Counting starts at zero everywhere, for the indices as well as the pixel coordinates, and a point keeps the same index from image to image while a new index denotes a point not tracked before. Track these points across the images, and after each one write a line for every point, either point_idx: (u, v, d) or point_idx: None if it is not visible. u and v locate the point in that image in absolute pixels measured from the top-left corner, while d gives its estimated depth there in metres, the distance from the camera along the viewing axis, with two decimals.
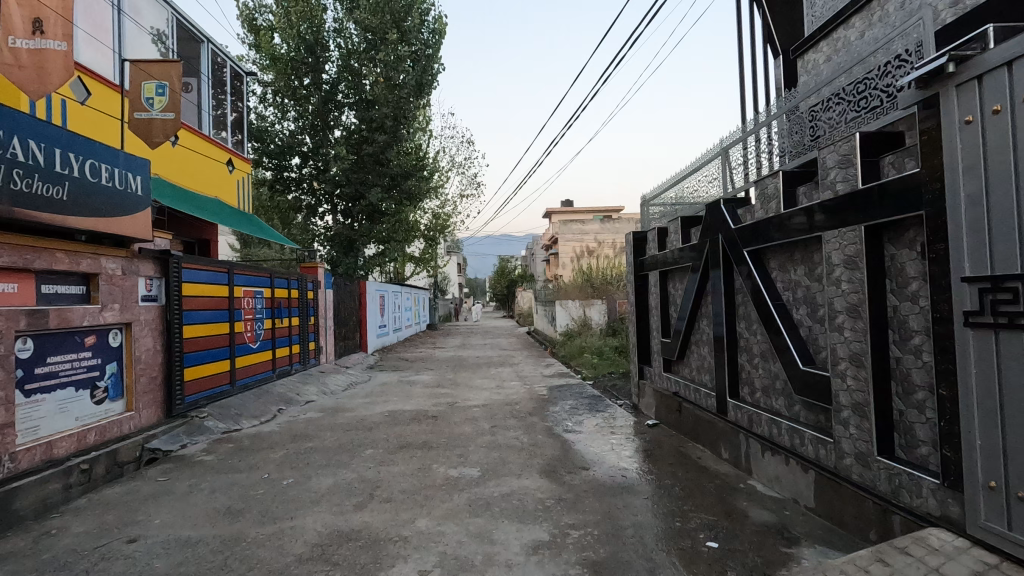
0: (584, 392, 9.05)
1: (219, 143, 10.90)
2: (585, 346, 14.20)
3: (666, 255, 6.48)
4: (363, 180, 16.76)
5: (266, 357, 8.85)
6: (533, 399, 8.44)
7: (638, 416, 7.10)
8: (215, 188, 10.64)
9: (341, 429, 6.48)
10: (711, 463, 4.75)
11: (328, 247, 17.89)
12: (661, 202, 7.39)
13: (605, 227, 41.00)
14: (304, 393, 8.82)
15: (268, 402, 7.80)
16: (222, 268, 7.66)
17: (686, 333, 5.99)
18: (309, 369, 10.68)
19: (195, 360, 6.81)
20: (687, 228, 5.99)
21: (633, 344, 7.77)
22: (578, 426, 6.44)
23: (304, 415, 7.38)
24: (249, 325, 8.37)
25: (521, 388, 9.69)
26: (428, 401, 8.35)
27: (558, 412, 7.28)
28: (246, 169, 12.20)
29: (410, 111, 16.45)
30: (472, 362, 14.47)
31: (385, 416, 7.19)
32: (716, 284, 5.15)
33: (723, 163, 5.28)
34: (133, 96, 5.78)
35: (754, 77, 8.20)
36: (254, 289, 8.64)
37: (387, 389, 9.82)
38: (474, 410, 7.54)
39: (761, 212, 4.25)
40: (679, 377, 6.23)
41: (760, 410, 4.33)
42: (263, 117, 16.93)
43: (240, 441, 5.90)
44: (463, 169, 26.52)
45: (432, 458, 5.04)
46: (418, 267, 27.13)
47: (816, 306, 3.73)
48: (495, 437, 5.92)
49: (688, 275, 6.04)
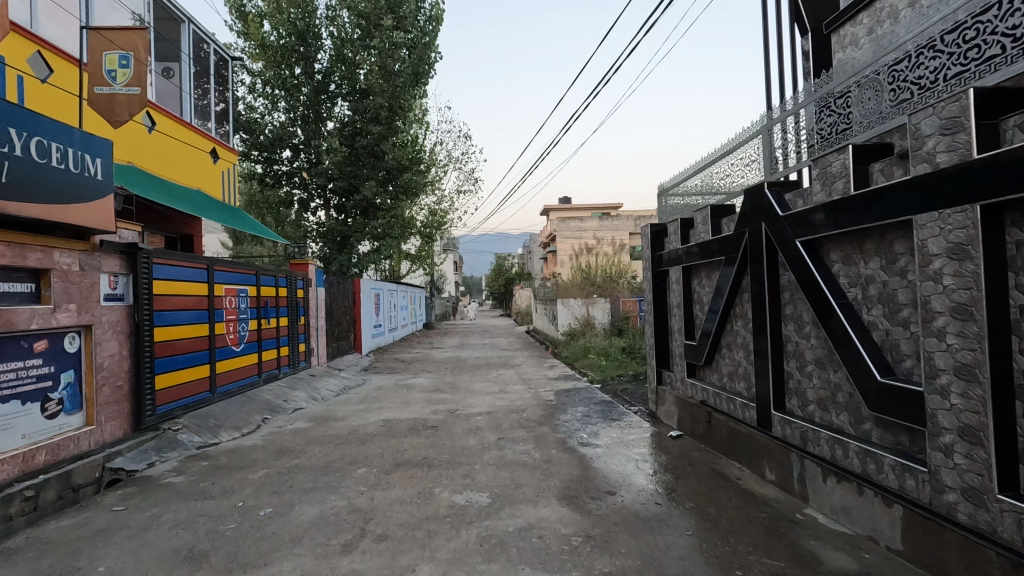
0: (593, 397, 8.43)
1: (201, 130, 10.21)
2: (589, 347, 13.56)
3: (691, 249, 5.85)
4: (356, 173, 16.10)
5: (251, 360, 8.19)
6: (540, 406, 7.80)
7: (658, 426, 6.48)
8: (197, 179, 9.95)
9: (332, 442, 5.84)
10: (755, 485, 4.14)
11: (320, 244, 17.22)
12: (682, 190, 6.79)
13: (603, 225, 40.38)
14: (292, 400, 8.15)
15: (252, 411, 7.13)
16: (201, 264, 6.99)
17: (716, 335, 5.37)
18: (299, 372, 10.03)
19: (169, 365, 6.14)
20: (718, 219, 5.38)
21: (650, 347, 7.14)
22: (594, 439, 5.81)
23: (291, 425, 6.72)
24: (232, 326, 7.70)
25: (526, 393, 9.05)
26: (427, 408, 7.71)
27: (569, 421, 6.65)
28: (232, 159, 11.47)
29: (406, 102, 15.78)
30: (471, 363, 13.81)
31: (380, 426, 6.54)
32: (757, 280, 4.52)
33: (766, 142, 4.67)
34: (94, 69, 5.10)
35: (780, 58, 7.58)
36: (239, 287, 7.97)
37: (382, 394, 9.14)
38: (477, 419, 6.90)
39: (821, 195, 3.63)
40: (706, 384, 5.61)
41: (818, 427, 3.71)
42: (252, 108, 16.19)
43: (216, 458, 5.24)
44: (461, 165, 25.84)
45: (433, 480, 4.40)
46: (414, 265, 26.42)
47: (898, 305, 3.11)
48: (504, 453, 5.28)
49: (718, 270, 5.41)
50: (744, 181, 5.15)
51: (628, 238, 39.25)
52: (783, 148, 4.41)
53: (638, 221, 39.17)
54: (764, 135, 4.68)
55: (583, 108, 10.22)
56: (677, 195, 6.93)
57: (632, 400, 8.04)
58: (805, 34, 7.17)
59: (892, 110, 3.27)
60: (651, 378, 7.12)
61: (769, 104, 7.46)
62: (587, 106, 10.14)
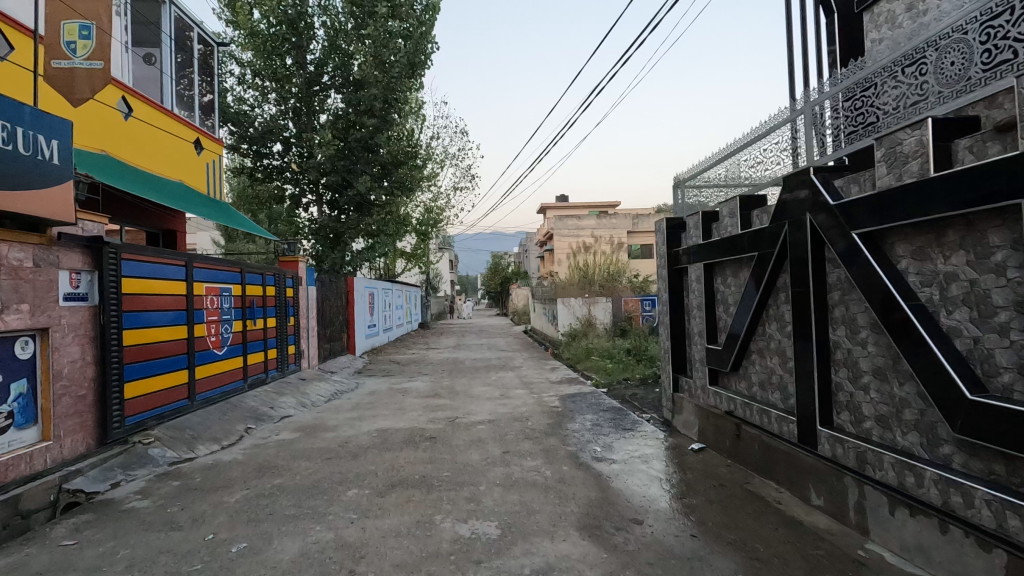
0: (602, 404, 7.91)
1: (183, 119, 9.63)
2: (592, 349, 13.05)
3: (715, 244, 5.35)
4: (350, 168, 15.52)
5: (236, 364, 7.66)
6: (545, 413, 7.27)
7: (676, 437, 5.97)
8: (179, 171, 9.37)
9: (320, 456, 5.31)
10: (800, 512, 3.65)
11: (312, 242, 16.60)
12: (701, 181, 6.29)
13: (601, 223, 39.85)
14: (279, 407, 7.60)
15: (235, 420, 6.58)
16: (179, 261, 6.42)
17: (746, 339, 4.87)
18: (288, 375, 9.46)
19: (141, 372, 5.58)
20: (748, 210, 4.88)
21: (665, 351, 6.63)
22: (609, 452, 5.30)
23: (277, 436, 6.18)
24: (214, 327, 7.14)
25: (529, 399, 8.51)
26: (424, 416, 7.18)
27: (579, 432, 6.13)
28: (217, 150, 10.86)
29: (401, 94, 15.21)
30: (469, 365, 13.28)
31: (373, 437, 6.00)
32: (798, 280, 4.02)
33: (807, 124, 4.15)
34: (50, 40, 4.52)
35: (804, 43, 7.10)
36: (222, 285, 7.41)
37: (376, 400, 8.61)
38: (479, 429, 6.37)
39: (887, 180, 3.12)
40: (733, 392, 5.11)
41: (880, 448, 3.23)
42: (241, 99, 15.57)
43: (190, 476, 4.69)
44: (457, 161, 25.31)
45: (434, 506, 3.87)
46: (408, 264, 25.83)
47: (992, 308, 2.62)
48: (511, 470, 4.75)
49: (748, 267, 4.92)
50: (778, 171, 4.63)
51: (626, 236, 38.80)
52: (831, 129, 3.89)
53: (636, 220, 38.70)
54: (806, 117, 4.16)
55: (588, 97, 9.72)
56: (694, 186, 6.44)
57: (643, 407, 7.53)
58: (832, 16, 6.69)
59: (983, 75, 2.72)
60: (666, 384, 6.63)
61: (793, 91, 6.97)
62: (592, 95, 9.66)
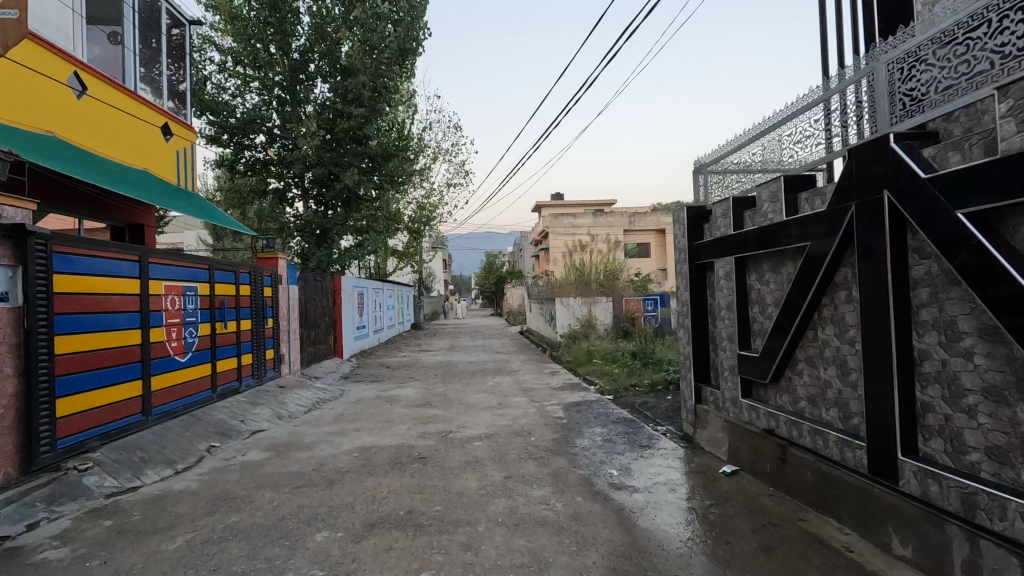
0: (610, 414, 7.15)
1: (149, 102, 8.82)
2: (594, 351, 12.29)
3: (750, 235, 4.61)
4: (337, 160, 14.69)
5: (203, 372, 6.86)
6: (549, 426, 6.50)
7: (700, 455, 5.24)
8: (142, 158, 8.52)
9: (289, 484, 4.51)
10: (881, 564, 2.92)
11: (298, 238, 15.69)
12: (726, 164, 5.54)
13: (597, 222, 39.09)
14: (251, 420, 6.79)
15: (197, 437, 5.77)
16: (130, 255, 5.60)
17: (792, 346, 4.13)
18: (265, 383, 8.63)
19: (80, 385, 4.77)
20: (795, 194, 4.15)
21: (685, 357, 5.88)
22: (628, 477, 4.54)
23: (243, 456, 5.38)
24: (176, 330, 6.33)
25: (530, 408, 7.74)
26: (414, 431, 6.38)
27: (589, 450, 5.38)
28: (189, 137, 10.03)
29: (391, 82, 14.43)
30: (463, 369, 12.47)
31: (355, 458, 5.22)
32: (868, 273, 3.29)
33: (878, 83, 3.39)
34: None
35: (838, 15, 6.36)
36: (186, 284, 6.60)
37: (361, 410, 7.80)
38: (476, 448, 5.59)
39: (1017, 141, 2.40)
40: (774, 408, 4.37)
41: (999, 490, 2.50)
42: (221, 88, 14.73)
43: (129, 514, 3.88)
44: (449, 157, 24.56)
45: (421, 557, 3.10)
46: (400, 263, 24.97)
47: None
48: (515, 502, 3.98)
49: (792, 261, 4.17)
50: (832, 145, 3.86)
51: (623, 235, 37.99)
52: (913, 87, 3.16)
53: (633, 219, 37.90)
54: (880, 75, 3.38)
55: (590, 81, 9.03)
56: (718, 170, 5.69)
57: (658, 418, 6.77)
58: None
59: None
60: (687, 394, 5.88)
61: (828, 65, 6.24)
62: (594, 78, 8.93)
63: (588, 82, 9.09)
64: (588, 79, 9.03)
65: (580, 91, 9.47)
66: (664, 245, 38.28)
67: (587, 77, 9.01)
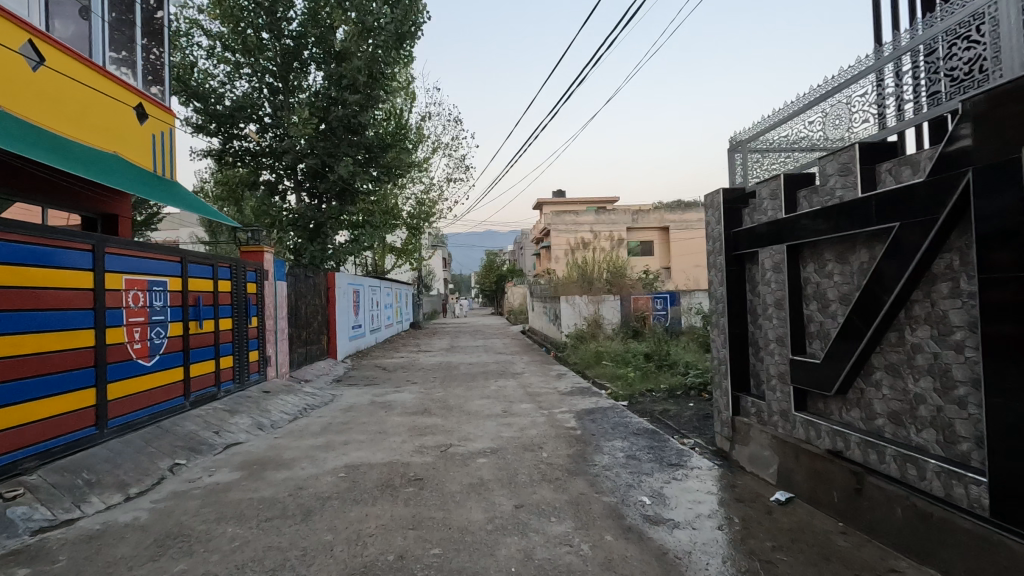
0: (629, 424, 6.41)
1: (120, 80, 8.08)
2: (603, 352, 11.57)
3: (810, 218, 3.88)
4: (331, 150, 13.93)
5: (173, 376, 6.12)
6: (562, 440, 5.75)
7: (742, 477, 4.51)
8: (108, 139, 7.77)
9: (258, 516, 3.76)
10: None
11: (290, 234, 14.79)
12: (770, 139, 4.80)
13: (599, 220, 38.32)
14: (227, 431, 6.04)
15: (161, 452, 5.03)
16: (81, 243, 4.85)
17: (867, 351, 3.39)
18: (248, 387, 7.88)
19: (10, 395, 4.02)
20: (872, 166, 3.41)
21: (720, 361, 5.14)
22: (664, 508, 3.80)
23: (212, 476, 4.64)
24: (140, 330, 5.57)
25: (538, 416, 6.99)
26: (409, 444, 5.63)
27: (612, 470, 4.64)
28: (168, 120, 9.29)
29: (388, 68, 13.65)
30: (463, 371, 11.73)
31: (340, 480, 4.47)
32: (989, 260, 2.56)
33: (1007, 15, 2.68)
34: None
35: None
36: (152, 278, 5.84)
37: (352, 419, 7.05)
38: (481, 467, 4.84)
39: None
40: (841, 424, 3.64)
41: None
42: (209, 74, 13.91)
43: (56, 558, 3.13)
44: (449, 151, 23.84)
45: None
46: (399, 260, 24.24)
47: None
48: (532, 544, 3.23)
49: (868, 248, 3.44)
50: (933, 98, 3.11)
51: (626, 233, 37.32)
52: None
53: (636, 216, 37.20)
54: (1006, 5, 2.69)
55: (598, 57, 8.25)
56: (760, 146, 4.94)
57: (684, 430, 6.03)
58: None
59: None
60: (721, 405, 5.15)
61: (881, 29, 5.48)
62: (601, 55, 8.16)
63: (595, 59, 8.31)
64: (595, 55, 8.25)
65: (587, 69, 8.70)
66: (668, 244, 37.54)
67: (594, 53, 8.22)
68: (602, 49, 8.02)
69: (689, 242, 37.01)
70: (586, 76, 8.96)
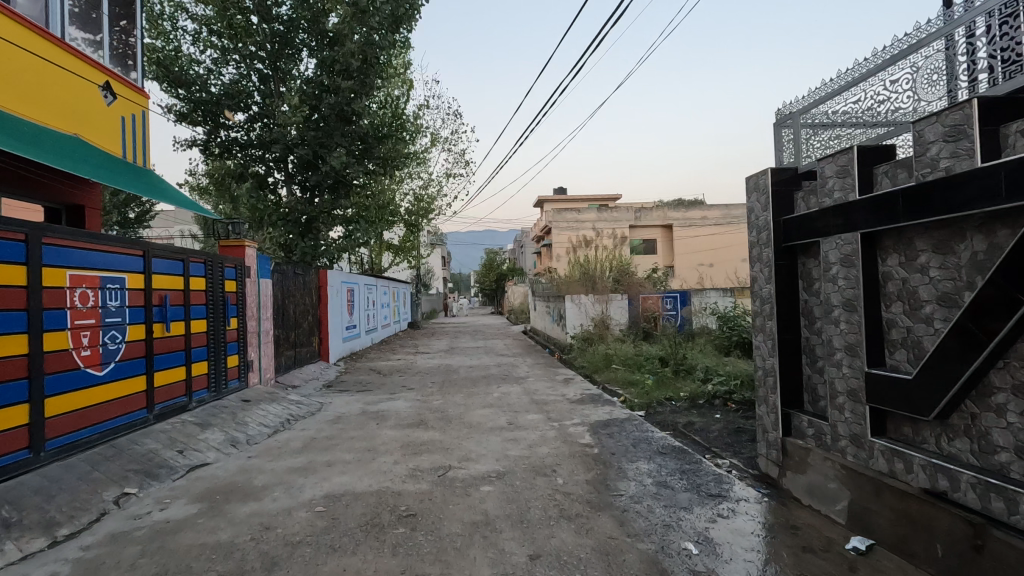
0: (652, 441, 5.65)
1: (83, 54, 7.29)
2: (612, 355, 10.82)
3: (896, 199, 3.12)
4: (323, 141, 13.09)
5: (132, 387, 5.34)
6: (580, 461, 5.00)
7: (798, 512, 3.76)
8: (69, 120, 7.00)
9: (208, 571, 2.99)
10: None
11: (274, 231, 13.84)
12: (824, 112, 4.02)
13: (602, 217, 37.40)
14: (194, 450, 5.28)
15: (108, 478, 4.25)
16: (11, 232, 4.08)
17: (984, 367, 2.65)
18: (225, 397, 7.11)
19: None
20: (991, 128, 2.66)
21: (765, 372, 4.38)
22: (719, 561, 3.03)
23: (164, 511, 3.88)
24: (89, 335, 4.80)
25: (548, 430, 6.23)
26: (402, 467, 4.87)
27: (643, 504, 3.89)
28: (140, 102, 8.50)
29: (383, 52, 12.82)
30: (463, 376, 10.94)
31: (317, 518, 3.71)
32: None
33: None
34: None
35: None
36: (105, 275, 5.07)
37: (339, 433, 6.28)
38: (485, 498, 4.08)
39: None
40: (941, 458, 2.90)
41: None
42: (194, 60, 13.08)
43: None
44: (448, 145, 23.12)
45: None
46: (397, 258, 23.46)
47: None
48: None
49: (987, 235, 2.68)
50: None
51: (629, 231, 36.55)
52: None
53: (639, 214, 36.34)
54: None
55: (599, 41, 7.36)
56: (812, 119, 4.16)
57: (716, 449, 5.27)
58: None
59: None
60: (767, 423, 4.39)
61: None
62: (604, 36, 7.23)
63: (597, 40, 7.41)
64: (596, 38, 7.36)
65: (586, 52, 7.81)
66: (671, 243, 36.72)
67: (596, 33, 7.33)
68: (607, 28, 7.15)
69: (694, 240, 36.26)
70: (583, 65, 8.12)
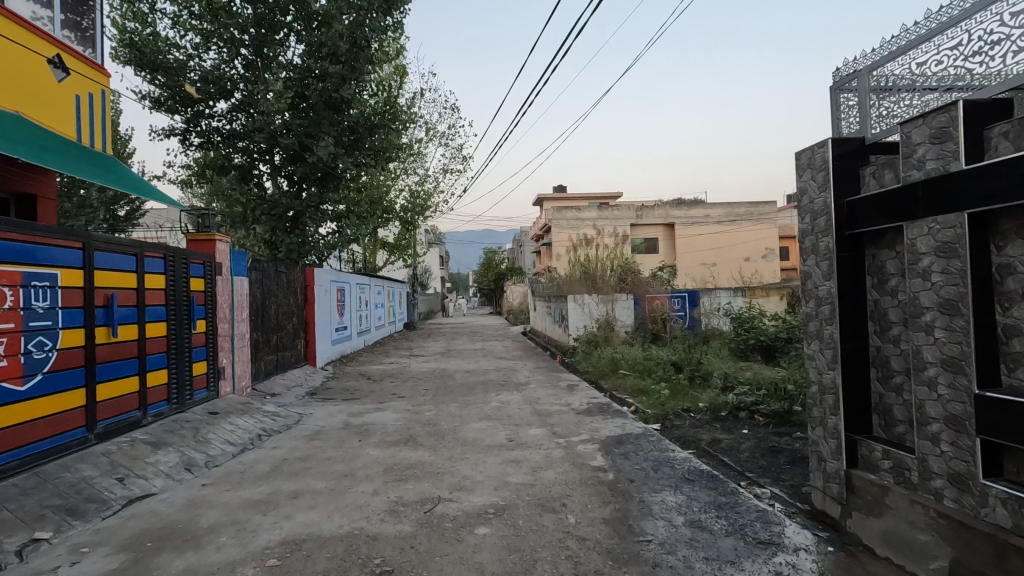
0: (675, 464, 4.86)
1: (30, 22, 6.48)
2: (620, 358, 10.05)
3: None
4: (310, 130, 12.29)
5: (67, 403, 4.56)
6: (594, 491, 4.21)
7: (875, 568, 2.97)
8: (14, 96, 6.16)
9: None
10: None
11: (259, 226, 13.03)
12: (906, 65, 3.16)
13: (603, 216, 36.48)
14: (137, 476, 4.48)
15: (17, 518, 3.41)
16: None
17: None
18: (189, 409, 6.31)
19: None
20: None
21: (820, 388, 3.60)
22: None
23: (76, 566, 3.06)
24: (5, 342, 4.02)
25: (554, 449, 5.43)
26: (381, 500, 4.07)
27: (679, 557, 3.10)
28: (98, 80, 7.69)
29: (374, 35, 12.04)
30: (459, 381, 10.14)
31: None
32: None
33: None
34: None
35: None
36: (30, 271, 4.28)
37: (314, 452, 5.48)
38: (480, 547, 3.27)
39: None
40: None
41: None
42: (172, 44, 12.21)
43: None
44: (446, 140, 22.28)
45: None
46: (393, 256, 22.65)
47: None
48: None
49: None
50: None
51: (630, 230, 35.70)
52: None
53: (641, 212, 35.48)
54: None
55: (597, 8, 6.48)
56: (887, 77, 3.30)
57: (752, 475, 4.47)
58: None
59: None
60: (823, 451, 3.59)
61: None
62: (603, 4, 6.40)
63: (593, 8, 6.58)
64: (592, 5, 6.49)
65: (578, 24, 6.98)
66: (673, 241, 35.87)
67: (590, 1, 6.50)
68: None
69: (697, 239, 35.47)
70: (577, 37, 7.25)
